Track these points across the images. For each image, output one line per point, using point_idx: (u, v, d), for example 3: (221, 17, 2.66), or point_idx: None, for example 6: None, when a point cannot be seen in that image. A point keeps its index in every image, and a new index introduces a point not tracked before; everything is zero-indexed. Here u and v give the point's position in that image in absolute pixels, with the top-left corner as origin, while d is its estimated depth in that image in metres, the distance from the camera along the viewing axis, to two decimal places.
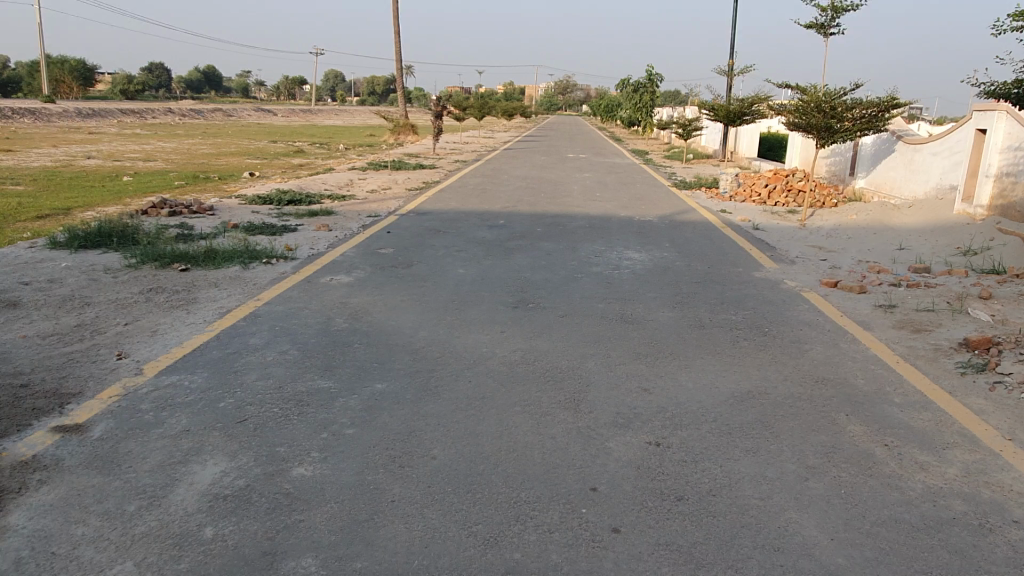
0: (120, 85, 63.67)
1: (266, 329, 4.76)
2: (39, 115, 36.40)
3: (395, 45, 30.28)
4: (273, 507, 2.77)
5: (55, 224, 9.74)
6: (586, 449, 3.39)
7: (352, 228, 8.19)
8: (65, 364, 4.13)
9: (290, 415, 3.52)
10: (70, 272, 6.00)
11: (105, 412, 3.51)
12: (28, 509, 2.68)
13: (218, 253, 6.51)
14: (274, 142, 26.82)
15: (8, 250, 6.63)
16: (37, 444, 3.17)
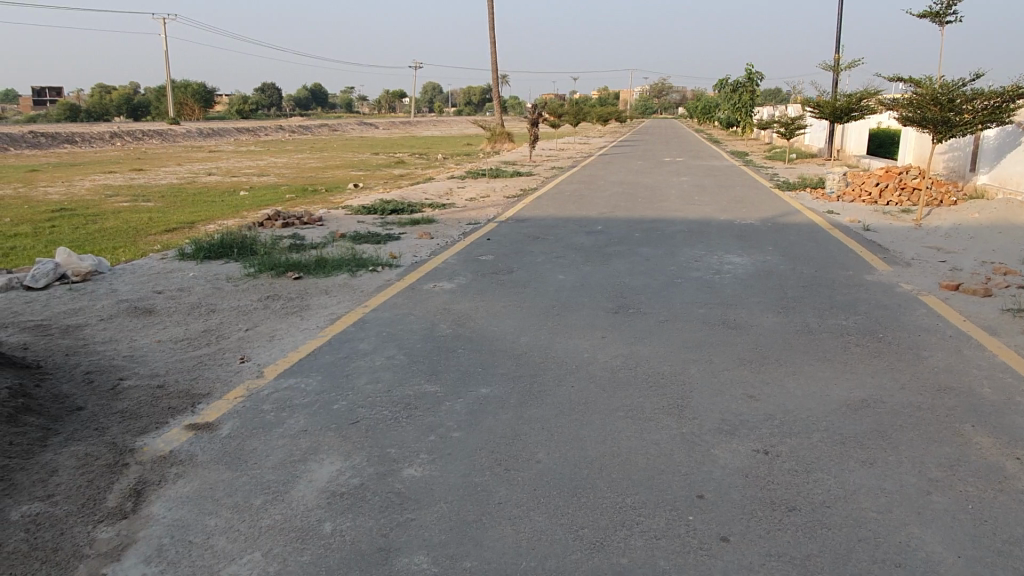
0: (236, 105, 67.97)
1: (375, 334, 4.95)
2: (166, 136, 39.46)
3: (492, 58, 30.99)
4: (386, 505, 2.90)
5: (181, 236, 10.51)
6: (691, 455, 3.35)
7: (452, 235, 8.40)
8: (193, 368, 4.44)
9: (399, 418, 3.66)
10: (197, 281, 6.45)
11: (231, 412, 3.77)
12: (168, 501, 2.91)
13: (328, 262, 6.84)
14: (377, 154, 27.92)
15: (142, 261, 7.21)
16: (174, 440, 3.43)
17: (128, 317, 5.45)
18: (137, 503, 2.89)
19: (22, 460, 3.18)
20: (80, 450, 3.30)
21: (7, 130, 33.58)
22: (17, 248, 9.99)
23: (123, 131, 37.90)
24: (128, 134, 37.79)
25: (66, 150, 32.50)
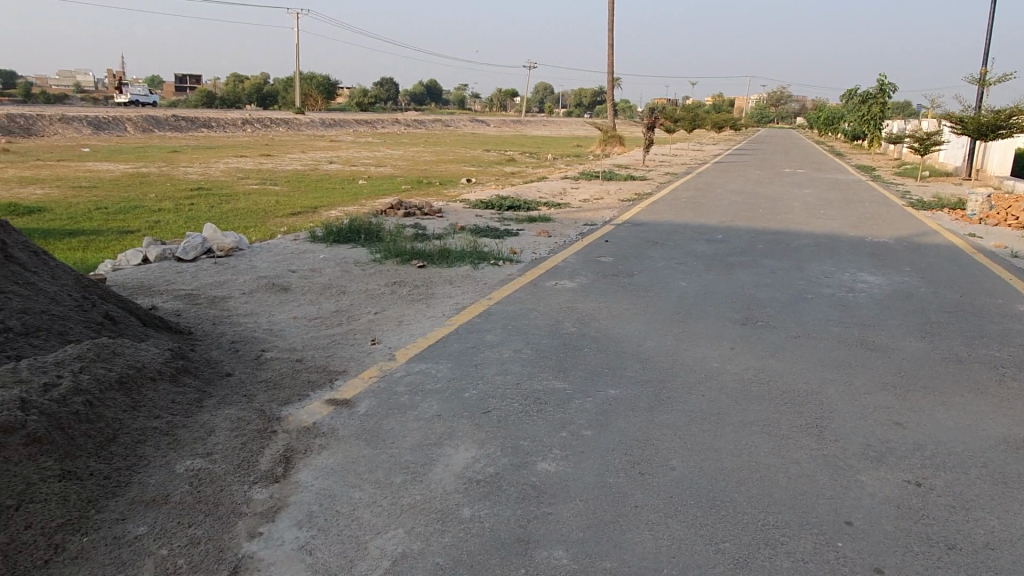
0: (355, 98, 70.66)
1: (500, 327, 5.00)
2: (291, 125, 41.43)
3: (609, 61, 30.85)
4: (522, 496, 2.91)
5: (307, 220, 11.00)
6: (836, 480, 3.18)
7: (570, 235, 8.39)
8: (329, 346, 4.63)
9: (530, 412, 3.67)
10: (328, 263, 6.73)
11: (367, 390, 3.90)
12: (315, 470, 3.04)
13: (451, 253, 6.97)
14: (488, 151, 28.36)
15: (278, 241, 7.59)
16: (317, 413, 3.59)
17: (266, 293, 5.75)
18: (286, 469, 3.04)
19: (184, 418, 3.42)
20: (233, 413, 3.51)
21: (153, 113, 36.36)
22: (162, 222, 10.75)
23: (253, 118, 40.18)
24: (258, 121, 40.04)
25: (202, 133, 34.80)
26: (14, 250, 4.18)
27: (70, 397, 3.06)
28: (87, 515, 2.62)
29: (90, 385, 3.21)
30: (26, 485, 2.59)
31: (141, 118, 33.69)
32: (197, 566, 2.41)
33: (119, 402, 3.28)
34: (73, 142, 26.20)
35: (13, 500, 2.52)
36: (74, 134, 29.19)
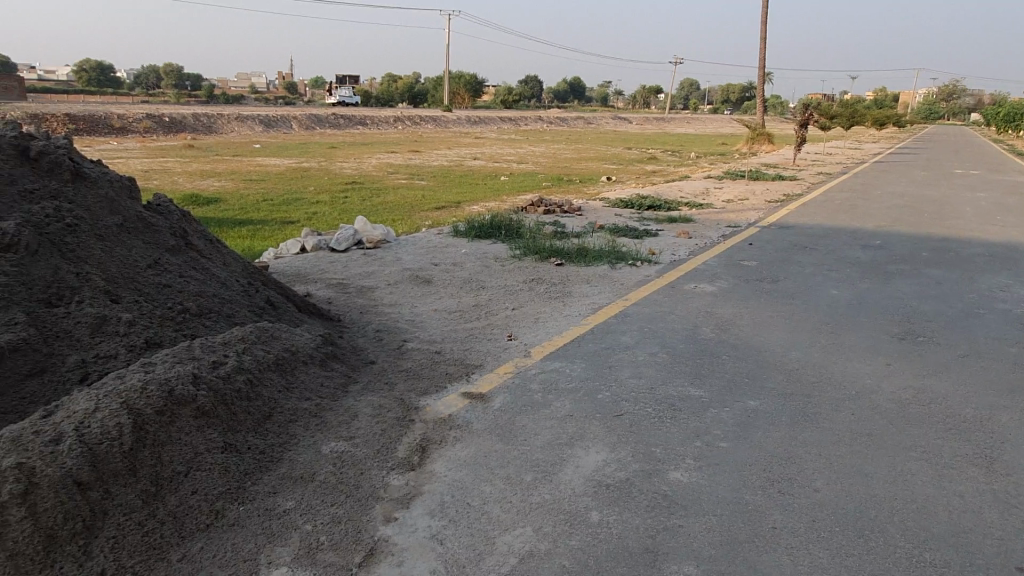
0: (500, 95, 72.13)
1: (637, 329, 4.93)
2: (438, 122, 42.96)
3: (761, 55, 29.51)
4: (653, 505, 2.85)
5: (451, 215, 11.35)
6: (1006, 518, 2.86)
7: (713, 237, 8.13)
8: (467, 339, 4.75)
9: (664, 418, 3.58)
10: (469, 258, 6.92)
11: (502, 386, 3.98)
12: (449, 461, 3.15)
13: (589, 251, 6.95)
14: (629, 148, 28.02)
15: (423, 236, 7.91)
16: (453, 406, 3.72)
17: (410, 286, 6.00)
18: (422, 458, 3.17)
19: (331, 402, 3.66)
20: (375, 400, 3.71)
21: (315, 111, 38.91)
22: (319, 214, 11.49)
23: (405, 116, 42.00)
24: (408, 118, 41.83)
25: (358, 130, 36.82)
26: (194, 238, 4.61)
27: (235, 374, 3.32)
28: (245, 485, 2.85)
29: (251, 365, 3.48)
30: (194, 454, 2.84)
31: (304, 117, 36.15)
32: (337, 543, 2.56)
33: (275, 382, 3.54)
34: (247, 138, 28.57)
35: (183, 466, 2.77)
36: (248, 131, 31.82)
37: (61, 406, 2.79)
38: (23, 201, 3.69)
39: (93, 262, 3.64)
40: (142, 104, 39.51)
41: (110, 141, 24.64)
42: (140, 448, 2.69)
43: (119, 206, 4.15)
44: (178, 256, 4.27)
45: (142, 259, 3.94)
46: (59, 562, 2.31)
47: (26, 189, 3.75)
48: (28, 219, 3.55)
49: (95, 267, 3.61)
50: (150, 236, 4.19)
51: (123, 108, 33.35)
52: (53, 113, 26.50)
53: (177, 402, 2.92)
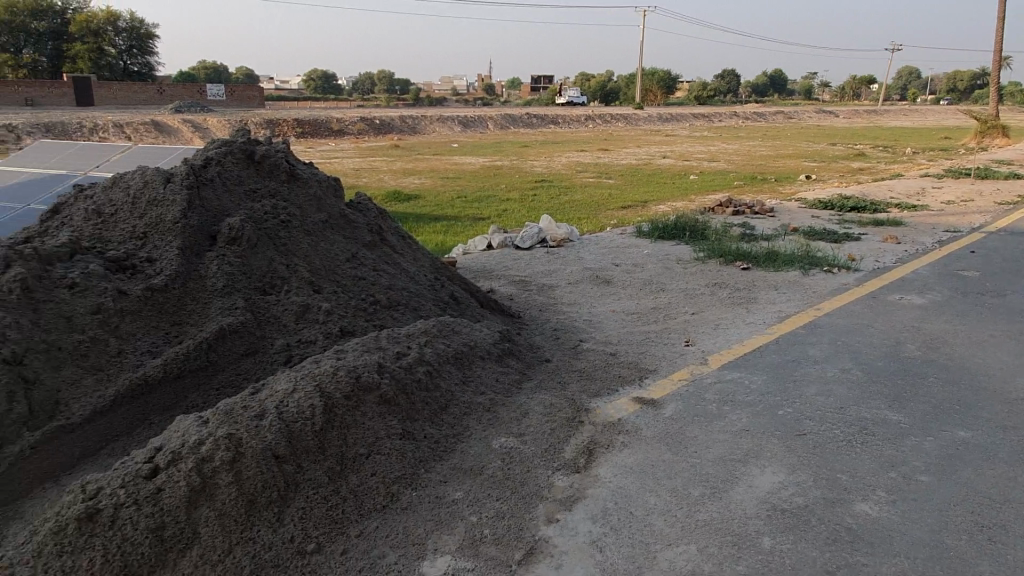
0: (694, 91, 70.03)
1: (828, 341, 4.56)
2: (629, 120, 42.62)
3: (999, 36, 26.02)
4: (833, 538, 2.61)
5: (635, 214, 11.22)
6: None
7: (927, 243, 7.31)
8: (642, 343, 4.67)
9: (853, 442, 3.28)
10: (650, 260, 6.80)
11: (676, 393, 3.87)
12: (614, 467, 3.13)
13: (780, 255, 6.54)
14: (835, 144, 25.99)
15: (605, 236, 7.91)
16: (624, 409, 3.69)
17: (589, 286, 6.02)
18: (588, 461, 3.18)
19: (504, 397, 3.77)
20: (546, 399, 3.77)
21: (510, 111, 40.21)
22: (508, 211, 11.87)
23: (595, 115, 42.13)
24: (599, 117, 41.96)
25: (550, 129, 37.52)
26: (389, 235, 4.94)
27: (416, 365, 3.50)
28: (419, 472, 3.02)
29: (432, 357, 3.65)
30: (375, 437, 3.04)
31: (499, 117, 37.49)
32: (499, 538, 2.65)
33: (453, 375, 3.71)
34: (447, 138, 30.18)
35: (365, 449, 2.97)
36: (447, 131, 33.60)
37: (266, 385, 3.08)
38: (247, 199, 4.13)
39: (301, 255, 4.00)
40: (358, 107, 43.19)
41: (329, 142, 27.18)
42: (329, 429, 2.92)
43: (324, 204, 4.53)
44: (373, 251, 4.59)
45: (342, 253, 4.28)
46: (257, 524, 2.54)
47: (250, 188, 4.20)
48: (250, 216, 3.97)
49: (302, 259, 3.97)
50: (350, 232, 4.54)
51: (341, 112, 36.64)
52: (284, 118, 29.73)
53: (363, 388, 3.13)
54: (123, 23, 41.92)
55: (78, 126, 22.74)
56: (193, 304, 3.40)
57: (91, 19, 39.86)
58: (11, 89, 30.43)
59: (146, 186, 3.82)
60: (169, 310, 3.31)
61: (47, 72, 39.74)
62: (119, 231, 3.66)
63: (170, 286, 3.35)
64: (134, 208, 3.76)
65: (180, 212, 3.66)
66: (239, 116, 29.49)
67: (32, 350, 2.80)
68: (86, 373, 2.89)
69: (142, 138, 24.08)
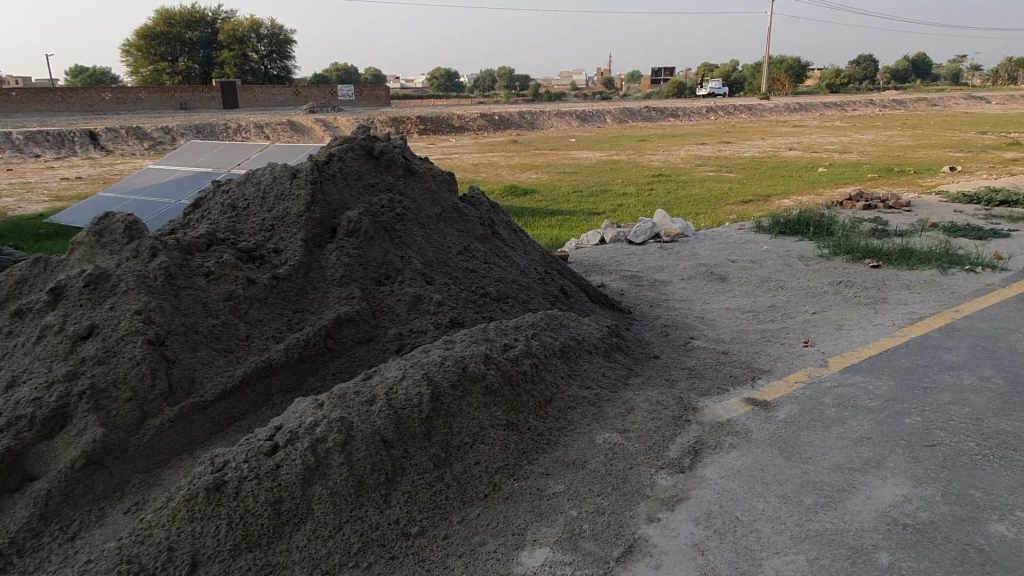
0: (826, 78, 66.34)
1: (967, 346, 4.21)
2: (754, 111, 40.99)
3: None
4: (962, 559, 2.41)
5: (757, 209, 10.80)
6: None
7: None
8: (756, 342, 4.50)
9: (990, 456, 3.02)
10: (770, 256, 6.54)
11: (791, 395, 3.72)
12: (720, 469, 3.06)
13: (915, 253, 6.10)
14: (985, 133, 23.83)
15: (723, 232, 7.67)
16: (734, 410, 3.60)
17: (702, 282, 5.87)
18: (693, 461, 3.13)
19: (610, 393, 3.75)
20: (653, 396, 3.72)
21: (629, 105, 39.67)
22: (624, 206, 11.74)
23: (718, 107, 40.79)
24: (722, 108, 40.63)
25: (671, 122, 36.69)
26: (501, 228, 5.01)
27: (523, 357, 3.54)
28: (521, 463, 3.07)
29: (538, 349, 3.68)
30: (480, 427, 3.10)
31: (618, 111, 37.08)
32: (598, 533, 2.65)
33: (559, 368, 3.72)
34: (564, 133, 30.20)
35: (470, 438, 3.04)
36: (565, 126, 33.60)
37: (379, 371, 3.20)
38: (366, 193, 4.30)
39: (416, 247, 4.13)
40: (478, 105, 43.99)
41: (449, 138, 27.88)
42: (437, 416, 3.01)
43: (439, 198, 4.65)
44: (485, 244, 4.67)
45: (454, 246, 4.38)
46: (366, 505, 2.65)
47: (369, 183, 4.37)
48: (369, 209, 4.13)
49: (415, 251, 4.10)
50: (463, 225, 4.64)
51: (461, 109, 37.46)
52: (408, 116, 30.75)
53: (470, 378, 3.19)
54: (265, 29, 44.25)
55: (224, 128, 24.52)
56: (314, 293, 3.58)
57: (237, 27, 42.85)
58: (168, 95, 33.27)
59: (275, 181, 4.06)
60: (292, 298, 3.50)
61: (198, 78, 43.09)
62: (250, 223, 3.90)
63: (294, 275, 3.55)
64: (264, 202, 4.00)
65: (304, 206, 3.86)
66: (367, 114, 30.80)
67: (172, 333, 3.01)
68: (217, 356, 3.09)
69: (279, 137, 25.63)
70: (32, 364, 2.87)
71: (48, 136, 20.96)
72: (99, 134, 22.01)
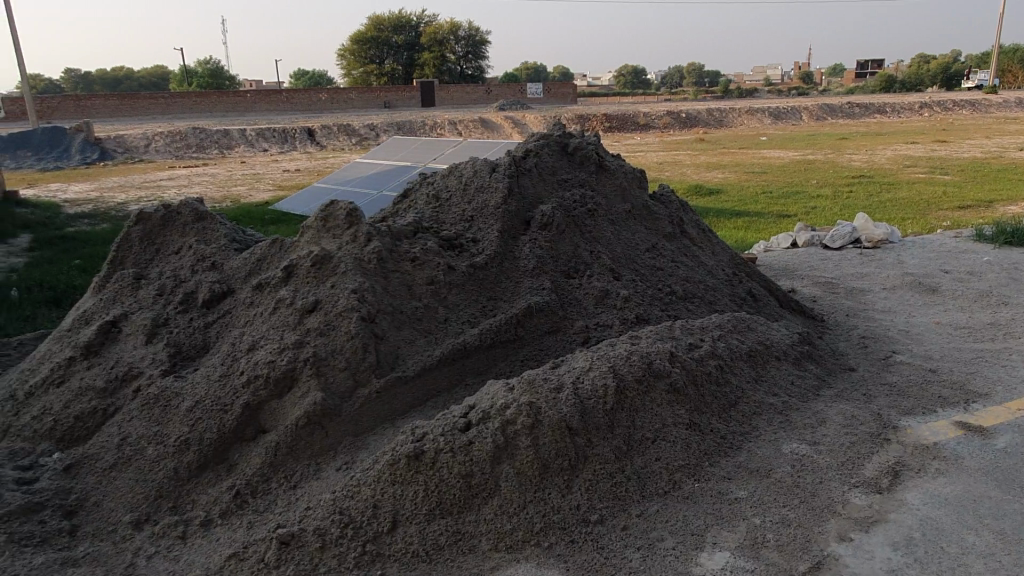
0: None
1: None
2: (978, 107, 36.71)
3: None
4: None
5: (976, 216, 9.72)
6: None
7: None
8: (972, 362, 4.12)
9: None
10: (992, 267, 5.90)
11: (1012, 424, 3.39)
12: (924, 494, 2.87)
13: None
14: None
15: (935, 239, 7.02)
16: (942, 433, 3.33)
17: (909, 292, 5.43)
18: (893, 483, 2.95)
19: (799, 402, 3.60)
20: (847, 409, 3.52)
21: (829, 101, 37.10)
22: (819, 208, 11.05)
23: (933, 102, 37.00)
24: (938, 104, 36.81)
25: (876, 119, 33.86)
26: (690, 227, 4.94)
27: (708, 358, 3.49)
28: (703, 464, 3.03)
29: (725, 352, 3.61)
30: (663, 424, 3.10)
31: (816, 107, 34.83)
32: (783, 544, 2.58)
33: (746, 372, 3.62)
34: (755, 131, 28.89)
35: (652, 434, 3.05)
36: (757, 124, 32.11)
37: (565, 361, 3.30)
38: (559, 188, 4.43)
39: (604, 243, 4.20)
40: (664, 101, 43.21)
41: (634, 136, 27.69)
42: (620, 409, 3.06)
43: (629, 194, 4.68)
44: (673, 243, 4.64)
45: (642, 243, 4.40)
46: (550, 488, 2.76)
47: (563, 178, 4.50)
48: (561, 204, 4.25)
49: (604, 247, 4.17)
50: (651, 222, 4.64)
51: (648, 106, 37.03)
52: (593, 113, 30.91)
53: (654, 375, 3.21)
54: (463, 31, 46.40)
55: (422, 125, 26.10)
56: (507, 282, 3.76)
57: (438, 30, 45.39)
58: (374, 95, 35.95)
59: (476, 174, 4.30)
60: (487, 286, 3.70)
61: (400, 78, 46.13)
62: (452, 213, 4.16)
63: (489, 264, 3.75)
64: (465, 194, 4.25)
65: (501, 200, 4.06)
66: (553, 112, 31.38)
67: (382, 312, 3.30)
68: (419, 335, 3.35)
69: (471, 134, 26.84)
70: (267, 331, 3.28)
71: (274, 132, 23.49)
72: (315, 131, 24.27)
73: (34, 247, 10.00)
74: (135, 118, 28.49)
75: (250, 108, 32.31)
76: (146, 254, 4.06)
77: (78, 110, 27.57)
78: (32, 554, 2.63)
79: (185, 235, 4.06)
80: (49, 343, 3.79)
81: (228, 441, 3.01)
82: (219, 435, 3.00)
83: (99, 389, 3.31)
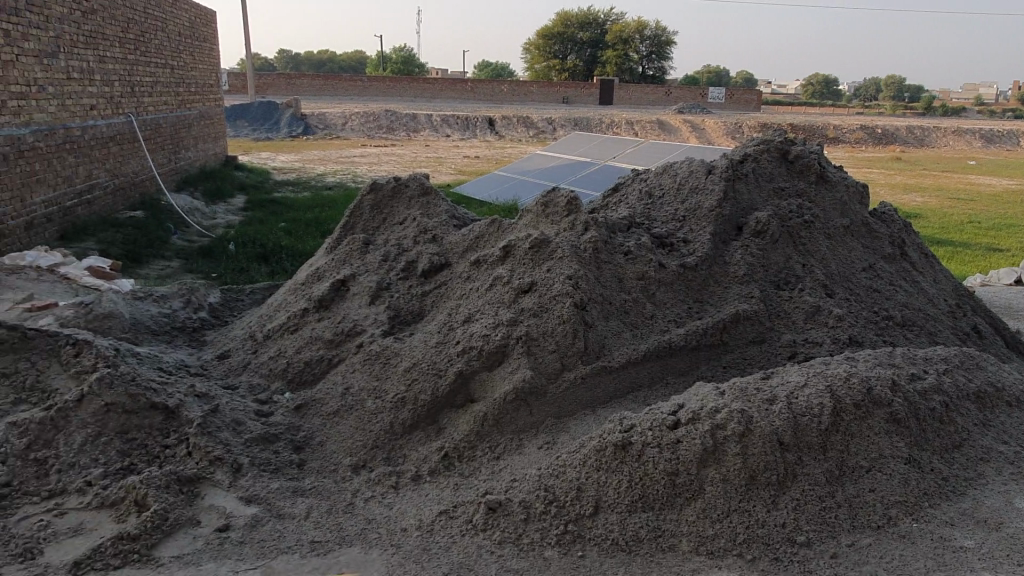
0: None
1: None
2: None
3: None
4: None
5: None
6: None
7: None
8: None
9: None
10: None
11: None
12: None
13: None
14: None
15: None
16: None
17: None
18: None
19: None
20: None
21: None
22: None
23: None
24: None
25: None
26: (911, 250, 4.60)
27: (933, 392, 3.22)
28: (921, 503, 2.82)
29: (952, 388, 3.32)
30: (880, 454, 2.90)
31: None
32: None
33: (972, 414, 3.31)
34: (963, 154, 26.30)
35: (867, 463, 2.87)
36: (965, 146, 29.23)
37: (777, 373, 3.19)
38: (775, 195, 4.28)
39: (819, 258, 4.00)
40: (857, 114, 40.44)
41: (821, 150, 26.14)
42: (835, 431, 2.90)
43: (849, 209, 4.42)
44: (891, 265, 4.34)
45: (859, 262, 4.16)
46: (755, 500, 2.68)
47: (779, 186, 4.33)
48: (777, 212, 4.10)
49: (818, 262, 3.98)
50: (869, 242, 4.36)
51: (839, 119, 34.80)
52: (779, 123, 29.52)
53: (874, 401, 3.01)
54: (650, 30, 45.69)
55: (599, 122, 26.13)
56: (715, 285, 3.68)
57: (624, 29, 45.06)
58: (554, 90, 36.42)
59: (692, 175, 4.25)
60: (694, 288, 3.64)
61: (581, 74, 46.34)
62: (663, 211, 4.14)
63: (699, 266, 3.69)
64: (677, 194, 4.21)
65: (716, 202, 3.98)
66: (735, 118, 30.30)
67: (593, 300, 3.34)
68: (625, 328, 3.36)
69: (648, 135, 26.53)
70: (483, 306, 3.43)
71: (458, 119, 24.43)
72: (497, 121, 25.01)
73: (248, 208, 11.09)
74: (334, 99, 30.78)
75: (436, 95, 33.86)
76: (374, 223, 4.39)
77: (287, 88, 30.25)
78: (269, 479, 2.93)
79: (410, 208, 4.35)
80: (286, 294, 4.21)
81: (439, 404, 3.19)
82: (432, 397, 3.17)
83: (328, 340, 3.63)
